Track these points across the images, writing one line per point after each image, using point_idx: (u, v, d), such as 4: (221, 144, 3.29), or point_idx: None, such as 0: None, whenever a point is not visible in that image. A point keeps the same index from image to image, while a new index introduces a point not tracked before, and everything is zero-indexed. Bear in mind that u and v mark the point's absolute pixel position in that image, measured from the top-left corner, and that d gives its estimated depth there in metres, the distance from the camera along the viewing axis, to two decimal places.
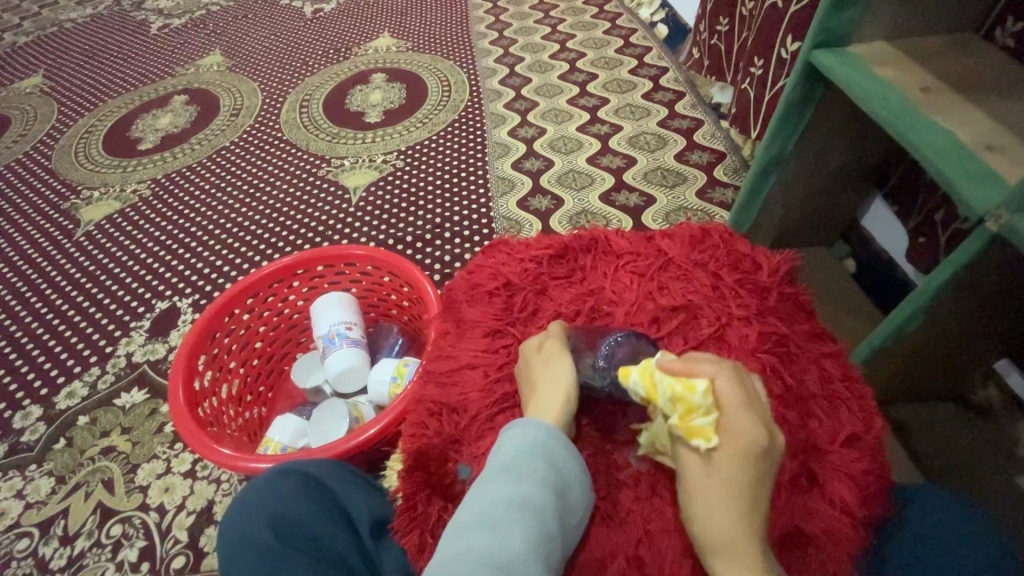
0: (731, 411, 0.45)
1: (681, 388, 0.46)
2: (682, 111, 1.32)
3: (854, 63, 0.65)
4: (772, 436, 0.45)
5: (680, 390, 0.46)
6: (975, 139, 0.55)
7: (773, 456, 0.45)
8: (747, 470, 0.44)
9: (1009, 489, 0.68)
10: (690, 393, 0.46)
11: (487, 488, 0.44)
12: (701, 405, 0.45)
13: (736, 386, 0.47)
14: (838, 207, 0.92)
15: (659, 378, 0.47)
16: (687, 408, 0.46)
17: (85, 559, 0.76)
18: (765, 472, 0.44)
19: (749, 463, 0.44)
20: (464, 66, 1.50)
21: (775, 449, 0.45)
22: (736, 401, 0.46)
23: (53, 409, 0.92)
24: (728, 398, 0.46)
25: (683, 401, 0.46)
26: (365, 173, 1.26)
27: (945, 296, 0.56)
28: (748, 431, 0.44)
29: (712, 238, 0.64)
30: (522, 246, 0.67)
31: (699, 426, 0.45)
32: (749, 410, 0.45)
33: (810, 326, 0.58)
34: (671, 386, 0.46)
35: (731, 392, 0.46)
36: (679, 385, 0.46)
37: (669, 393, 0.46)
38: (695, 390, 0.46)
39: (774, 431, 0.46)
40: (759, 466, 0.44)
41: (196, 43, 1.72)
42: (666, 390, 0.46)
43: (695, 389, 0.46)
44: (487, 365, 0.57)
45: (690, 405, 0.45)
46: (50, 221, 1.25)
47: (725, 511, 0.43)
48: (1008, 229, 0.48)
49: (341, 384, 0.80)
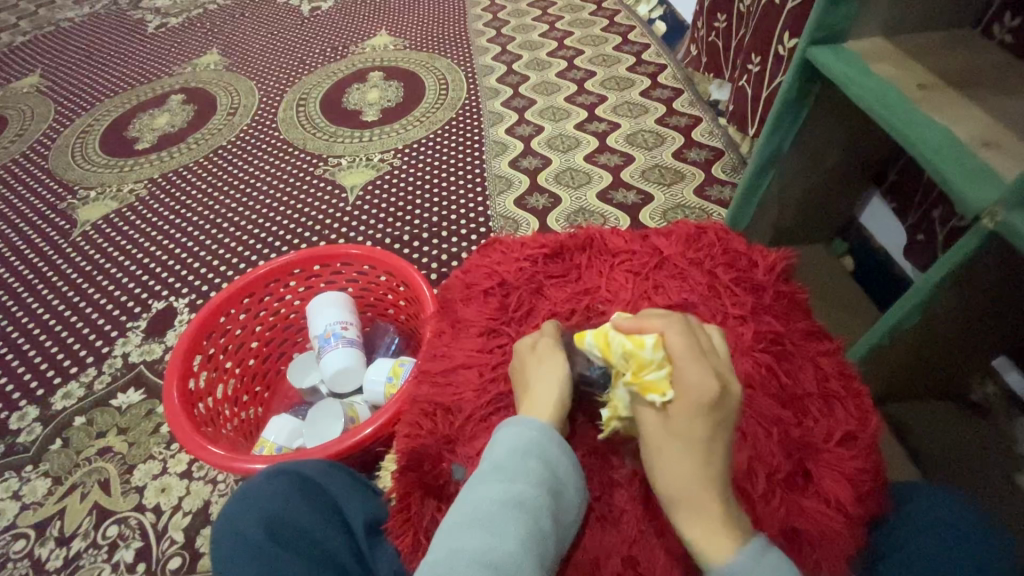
0: (682, 362, 0.45)
1: (631, 345, 0.47)
2: (680, 108, 1.32)
3: (851, 60, 0.65)
4: (727, 384, 0.45)
5: (630, 347, 0.47)
6: (972, 136, 0.55)
7: (729, 404, 0.45)
8: (700, 422, 0.44)
9: (1007, 487, 0.68)
10: (640, 348, 0.46)
11: (481, 487, 0.44)
12: (652, 360, 0.46)
13: (688, 337, 0.47)
14: (837, 205, 0.92)
15: (613, 339, 0.48)
16: (639, 364, 0.46)
17: (81, 560, 0.76)
18: (721, 420, 0.44)
19: (704, 413, 0.44)
20: (461, 64, 1.49)
21: (730, 397, 0.45)
22: (687, 354, 0.45)
23: (49, 410, 0.92)
24: (678, 349, 0.46)
25: (634, 358, 0.46)
26: (362, 172, 1.26)
27: (943, 294, 0.56)
28: (699, 380, 0.44)
29: (708, 237, 0.64)
30: (517, 245, 0.66)
31: (652, 382, 0.45)
32: (700, 361, 0.45)
33: (806, 324, 0.58)
34: (622, 344, 0.47)
35: (681, 343, 0.46)
36: (630, 342, 0.47)
37: (622, 351, 0.47)
38: (645, 345, 0.46)
39: (730, 378, 0.46)
40: (715, 416, 0.44)
41: (193, 42, 1.71)
42: (619, 349, 0.47)
43: (644, 345, 0.46)
44: (482, 364, 0.57)
45: (641, 361, 0.46)
46: (47, 221, 1.25)
47: (685, 467, 0.44)
48: (1005, 227, 0.47)
49: (336, 384, 0.80)
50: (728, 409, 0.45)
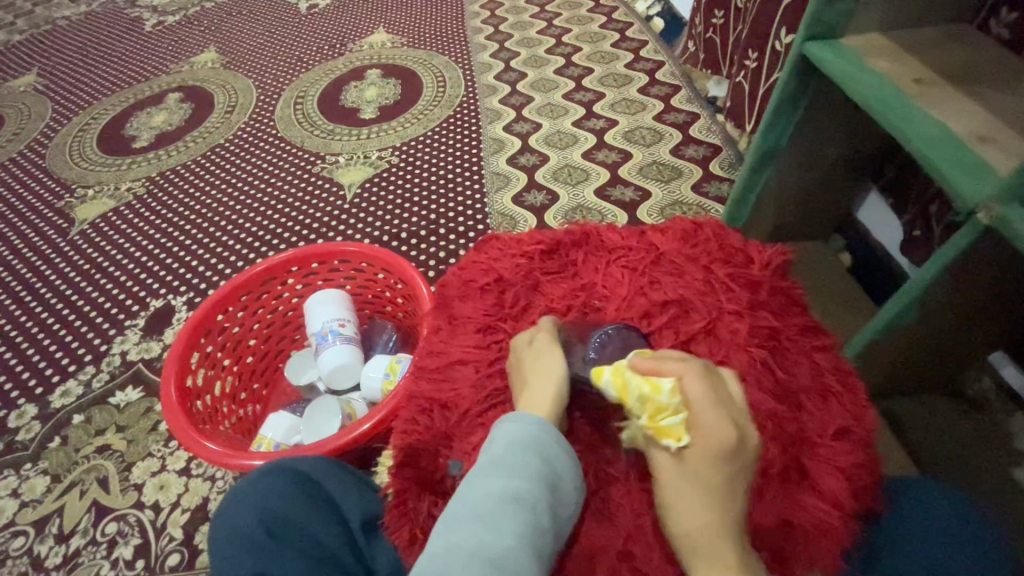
0: (698, 408, 0.46)
1: (649, 388, 0.47)
2: (678, 105, 1.32)
3: (848, 55, 0.65)
4: (742, 430, 0.47)
5: (647, 390, 0.47)
6: (967, 130, 0.55)
7: (744, 452, 0.46)
8: (716, 468, 0.45)
9: (1002, 481, 0.69)
10: (658, 393, 0.47)
11: (479, 482, 0.44)
12: (669, 404, 0.47)
13: (704, 382, 0.48)
14: (834, 201, 0.92)
15: (629, 379, 0.48)
16: (655, 408, 0.47)
17: (80, 557, 0.77)
18: (737, 467, 0.45)
19: (720, 460, 0.45)
20: (459, 62, 1.49)
21: (746, 444, 0.46)
22: (704, 400, 0.47)
23: (48, 408, 0.92)
24: (695, 395, 0.47)
25: (651, 402, 0.47)
26: (360, 170, 1.25)
27: (938, 288, 0.56)
28: (716, 428, 0.45)
29: (704, 232, 0.64)
30: (513, 241, 0.66)
31: (668, 426, 0.46)
32: (717, 408, 0.46)
33: (802, 319, 0.58)
34: (638, 386, 0.48)
35: (698, 389, 0.47)
36: (647, 385, 0.47)
37: (638, 394, 0.47)
38: (662, 390, 0.47)
39: (744, 424, 0.47)
40: (730, 462, 0.45)
41: (190, 40, 1.71)
42: (636, 391, 0.48)
43: (662, 389, 0.47)
44: (479, 360, 0.57)
45: (658, 405, 0.47)
46: (44, 219, 1.24)
47: (700, 510, 0.44)
48: (1000, 221, 0.48)
49: (333, 381, 0.80)
50: (744, 456, 0.46)
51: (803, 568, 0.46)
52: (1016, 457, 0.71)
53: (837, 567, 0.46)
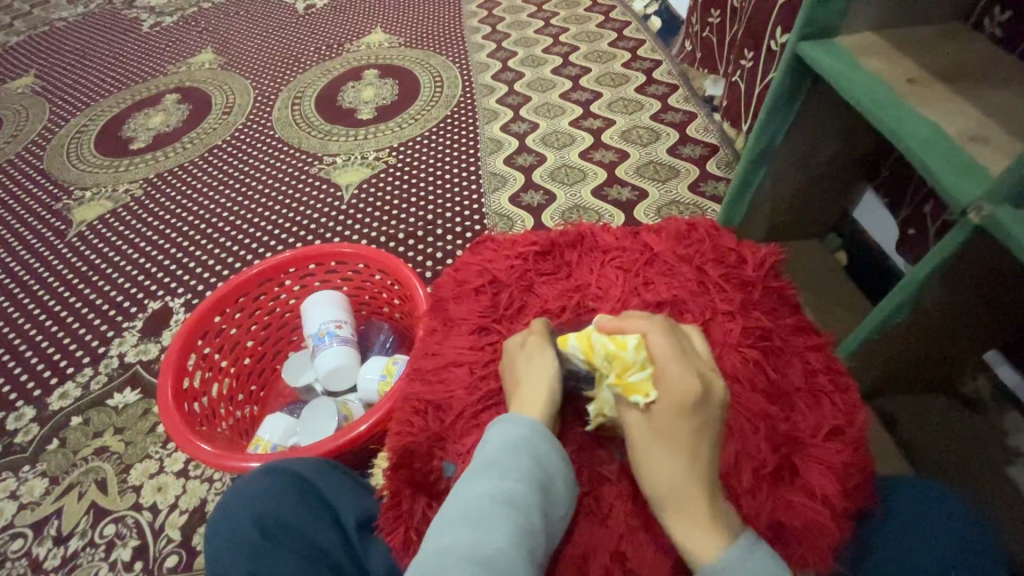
0: (663, 362, 0.47)
1: (615, 346, 0.48)
2: (675, 104, 1.32)
3: (840, 55, 0.65)
4: (709, 382, 0.47)
5: (613, 348, 0.48)
6: (959, 130, 0.55)
7: (712, 403, 0.46)
8: (684, 420, 0.46)
9: (997, 479, 0.69)
10: (623, 350, 0.48)
11: (472, 484, 0.44)
12: (635, 361, 0.48)
13: (669, 339, 0.49)
14: (831, 200, 0.92)
15: (595, 341, 0.50)
16: (621, 366, 0.48)
17: (78, 559, 0.77)
18: (705, 418, 0.46)
19: (688, 412, 0.46)
20: (456, 62, 1.49)
21: (714, 395, 0.47)
22: (668, 354, 0.48)
23: (46, 410, 0.92)
24: (659, 350, 0.48)
25: (618, 360, 0.48)
26: (357, 171, 1.26)
27: (930, 288, 0.56)
28: (680, 380, 0.46)
29: (698, 233, 0.64)
30: (508, 242, 0.67)
31: (635, 382, 0.47)
32: (680, 362, 0.47)
33: (795, 319, 0.58)
34: (605, 345, 0.49)
35: (663, 345, 0.48)
36: (612, 343, 0.49)
37: (605, 353, 0.49)
38: (628, 347, 0.48)
39: (711, 377, 0.48)
40: (697, 413, 0.46)
41: (188, 41, 1.71)
42: (602, 351, 0.49)
43: (626, 346, 0.48)
44: (474, 362, 0.58)
45: (624, 363, 0.48)
46: (42, 221, 1.25)
47: (671, 463, 0.45)
48: (990, 222, 0.48)
49: (330, 383, 0.80)
50: (713, 407, 0.46)
51: (795, 568, 0.47)
52: (1010, 455, 0.71)
53: (829, 566, 0.47)
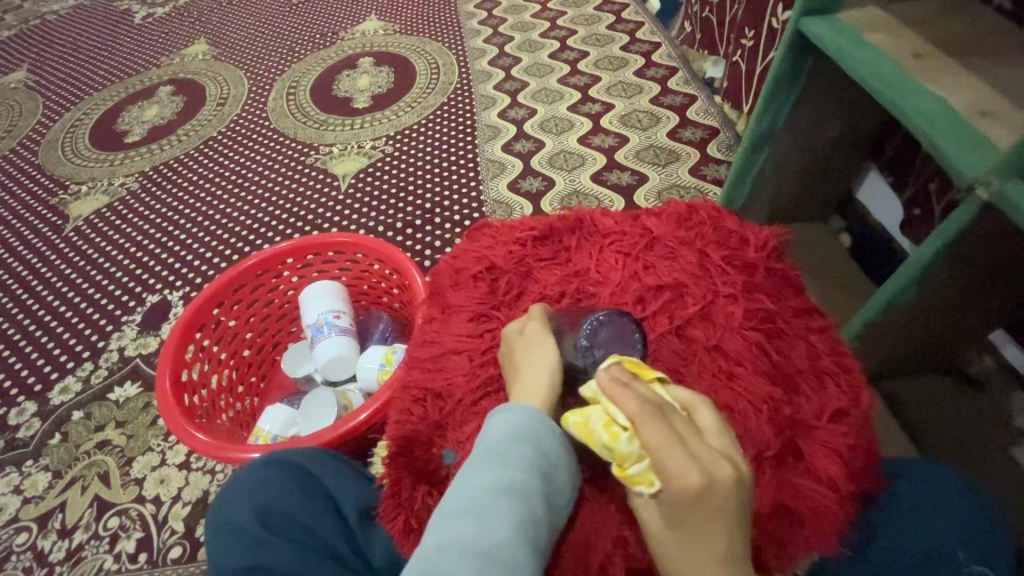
0: (657, 455, 0.40)
1: (608, 438, 0.43)
2: (675, 87, 1.29)
3: (844, 30, 0.63)
4: (712, 472, 0.39)
5: (606, 439, 0.43)
6: (967, 105, 0.53)
7: (719, 495, 0.39)
8: (691, 516, 0.39)
9: (1003, 459, 0.68)
10: (616, 442, 0.42)
11: (473, 473, 0.43)
12: (630, 452, 0.42)
13: (663, 422, 0.41)
14: (835, 182, 0.90)
15: (590, 424, 0.44)
16: (619, 457, 0.43)
17: (83, 551, 0.77)
18: (713, 513, 0.39)
19: (689, 509, 0.39)
20: (452, 48, 1.47)
21: (719, 488, 0.39)
22: (661, 445, 0.40)
23: (47, 405, 0.92)
24: (652, 441, 0.41)
25: (615, 451, 0.43)
26: (354, 160, 1.24)
27: (936, 268, 0.55)
28: (674, 476, 0.39)
29: (699, 215, 0.63)
30: (506, 228, 0.66)
31: (637, 474, 0.42)
32: (676, 452, 0.40)
33: (798, 301, 0.57)
34: (599, 434, 0.43)
35: (655, 432, 0.41)
36: (606, 434, 0.43)
37: (601, 441, 0.43)
38: (619, 439, 0.42)
39: (716, 463, 0.39)
40: (702, 508, 0.39)
41: (181, 32, 1.68)
42: (599, 439, 0.44)
43: (620, 437, 0.42)
44: (472, 349, 0.57)
45: (620, 454, 0.42)
46: (39, 216, 1.24)
47: (688, 555, 0.40)
48: (998, 197, 0.47)
49: (330, 373, 0.80)
50: (720, 501, 0.39)
51: (799, 551, 0.46)
52: (1016, 435, 0.70)
53: (835, 550, 0.46)
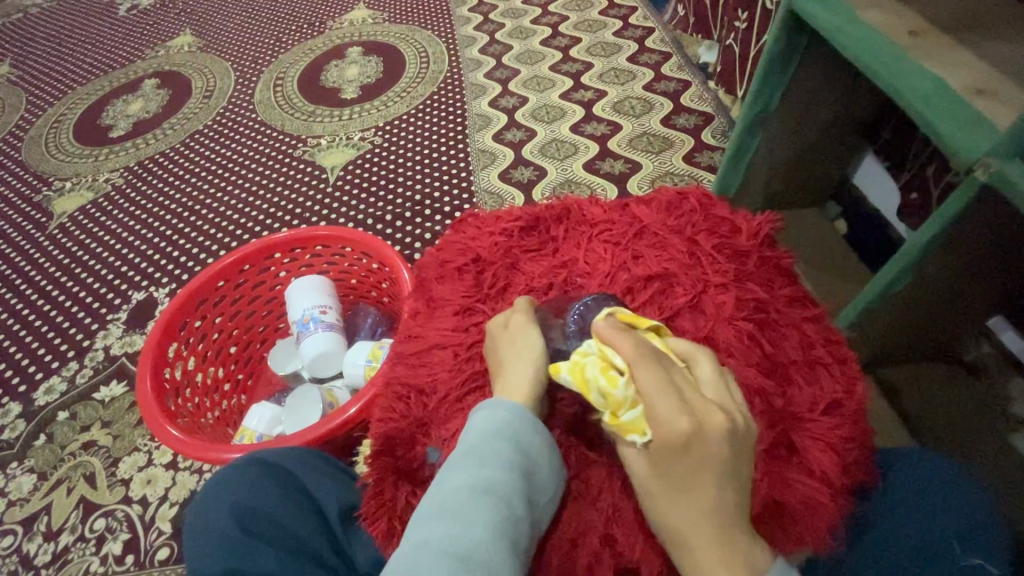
0: (652, 400, 0.41)
1: (604, 381, 0.43)
2: (669, 73, 1.27)
3: (839, 8, 0.61)
4: (704, 419, 0.40)
5: (603, 383, 0.43)
6: (965, 84, 0.51)
7: (710, 441, 0.40)
8: (680, 463, 0.40)
9: (999, 446, 0.67)
10: (612, 387, 0.42)
11: (451, 475, 0.42)
12: (625, 398, 0.42)
13: (659, 369, 0.42)
14: (830, 167, 0.88)
15: (586, 373, 0.44)
16: (613, 404, 0.43)
17: (69, 554, 0.76)
18: (703, 459, 0.39)
19: (679, 458, 0.40)
20: (442, 36, 1.44)
21: (710, 434, 0.40)
22: (656, 390, 0.41)
23: (32, 406, 0.91)
24: (646, 384, 0.41)
25: (608, 397, 0.43)
26: (342, 152, 1.22)
27: (933, 254, 0.53)
28: (666, 421, 0.40)
29: (689, 203, 0.62)
30: (491, 219, 0.64)
31: (629, 422, 0.42)
32: (671, 398, 0.41)
33: (790, 290, 0.56)
34: (595, 379, 0.43)
35: (651, 377, 0.42)
36: (602, 378, 0.43)
37: (595, 388, 0.43)
38: (615, 383, 0.42)
39: (710, 411, 0.40)
40: (692, 453, 0.39)
41: (166, 24, 1.65)
42: (593, 385, 0.43)
43: (616, 381, 0.43)
44: (457, 344, 0.55)
45: (614, 401, 0.43)
46: (22, 214, 1.22)
47: (676, 505, 0.40)
48: (998, 178, 0.45)
49: (317, 369, 0.78)
50: (711, 449, 0.39)
51: (792, 547, 0.45)
52: (1014, 423, 0.69)
53: (828, 546, 0.45)
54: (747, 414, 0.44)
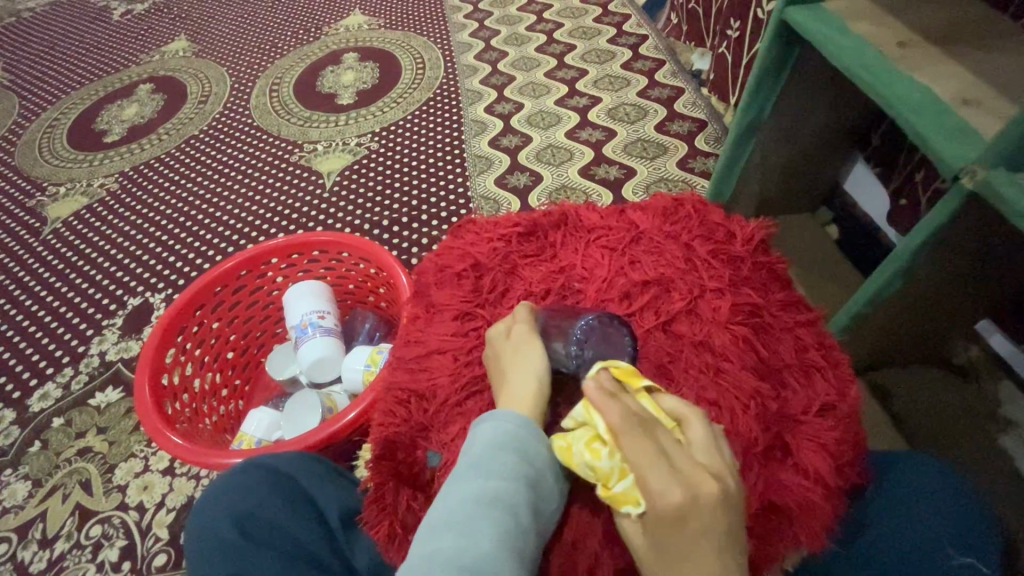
0: (637, 470, 0.40)
1: (589, 455, 0.43)
2: (662, 80, 1.28)
3: (829, 19, 0.63)
4: (693, 489, 0.38)
5: (588, 456, 0.43)
6: (952, 94, 0.53)
7: (701, 511, 0.38)
8: (674, 535, 0.38)
9: (990, 447, 0.69)
10: (598, 459, 0.43)
11: (457, 486, 0.43)
12: (611, 469, 0.42)
13: (644, 438, 0.41)
14: (822, 174, 0.90)
15: (573, 450, 0.44)
16: (603, 475, 0.43)
17: (65, 561, 0.76)
18: (697, 532, 0.38)
19: (671, 533, 0.38)
20: (438, 42, 1.45)
21: (701, 504, 0.38)
22: (640, 458, 0.40)
23: (26, 412, 0.90)
24: (631, 455, 0.41)
25: (598, 473, 0.43)
26: (339, 157, 1.22)
27: (922, 258, 0.55)
28: (653, 495, 0.38)
29: (685, 209, 0.63)
30: (490, 225, 0.65)
31: (621, 493, 0.42)
32: (658, 465, 0.39)
33: (784, 295, 0.57)
34: (580, 454, 0.44)
35: (632, 446, 0.41)
36: (588, 452, 0.43)
37: (584, 461, 0.44)
38: (601, 454, 0.43)
39: (698, 479, 0.39)
40: (683, 524, 0.38)
41: (162, 28, 1.65)
42: (581, 459, 0.44)
43: (600, 453, 0.43)
44: (456, 349, 0.56)
45: (603, 473, 0.43)
46: (16, 219, 1.21)
47: None
48: (983, 185, 0.46)
49: (316, 374, 0.79)
50: (701, 522, 0.38)
51: (787, 548, 0.46)
52: (1003, 424, 0.71)
53: (822, 546, 0.46)
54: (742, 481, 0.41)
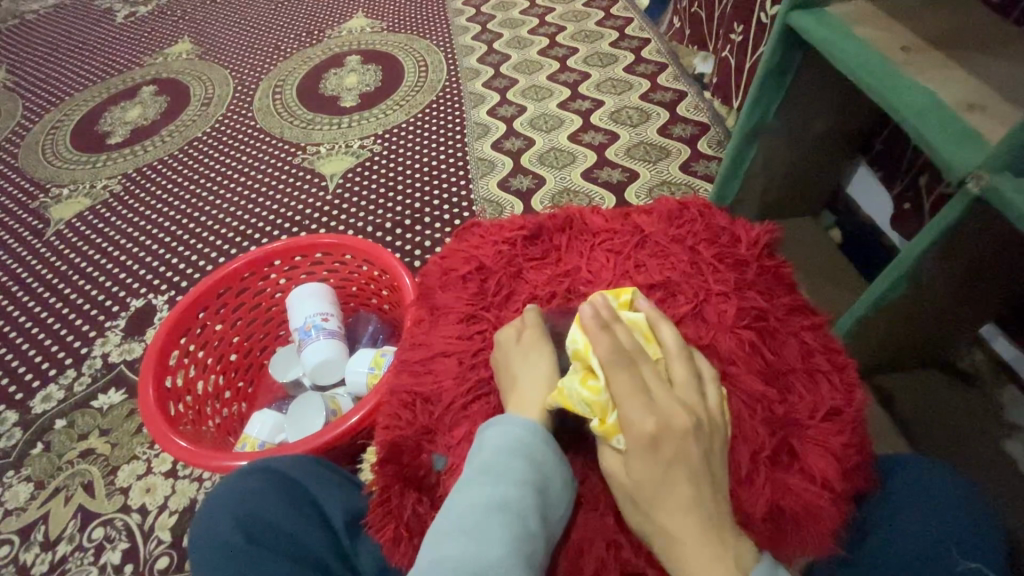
0: (622, 403, 0.44)
1: (587, 392, 0.46)
2: (665, 84, 1.29)
3: (833, 24, 0.63)
4: (668, 418, 0.42)
5: (586, 394, 0.46)
6: (957, 99, 0.53)
7: (676, 436, 0.42)
8: (652, 461, 0.42)
9: (994, 452, 0.69)
10: (595, 394, 0.46)
11: (467, 492, 0.43)
12: (607, 402, 0.45)
13: (631, 369, 0.45)
14: (825, 177, 0.90)
15: (569, 391, 0.47)
16: (600, 409, 0.45)
17: (67, 563, 0.76)
18: (672, 456, 0.42)
19: (649, 459, 0.42)
20: (441, 45, 1.45)
21: (676, 432, 0.42)
22: (625, 391, 0.44)
23: (29, 414, 0.90)
24: (617, 389, 0.44)
25: (594, 404, 0.45)
26: (342, 159, 1.22)
27: (929, 262, 0.54)
28: (634, 423, 0.42)
29: (690, 212, 0.63)
30: (495, 228, 0.65)
31: (614, 424, 0.45)
32: (638, 398, 0.43)
33: (789, 298, 0.57)
34: (577, 391, 0.46)
35: (619, 380, 0.44)
36: (585, 389, 0.46)
37: (581, 399, 0.46)
38: (598, 390, 0.46)
39: (675, 410, 0.43)
40: (660, 450, 0.42)
41: (166, 31, 1.65)
42: (577, 398, 0.46)
43: (597, 389, 0.46)
44: (462, 352, 0.56)
45: (600, 406, 0.45)
46: (19, 220, 1.21)
47: (657, 506, 0.41)
48: (989, 190, 0.46)
49: (319, 377, 0.79)
50: (675, 447, 0.42)
51: (795, 552, 0.46)
52: (1006, 429, 0.71)
53: (830, 550, 0.46)
54: (717, 416, 0.46)
